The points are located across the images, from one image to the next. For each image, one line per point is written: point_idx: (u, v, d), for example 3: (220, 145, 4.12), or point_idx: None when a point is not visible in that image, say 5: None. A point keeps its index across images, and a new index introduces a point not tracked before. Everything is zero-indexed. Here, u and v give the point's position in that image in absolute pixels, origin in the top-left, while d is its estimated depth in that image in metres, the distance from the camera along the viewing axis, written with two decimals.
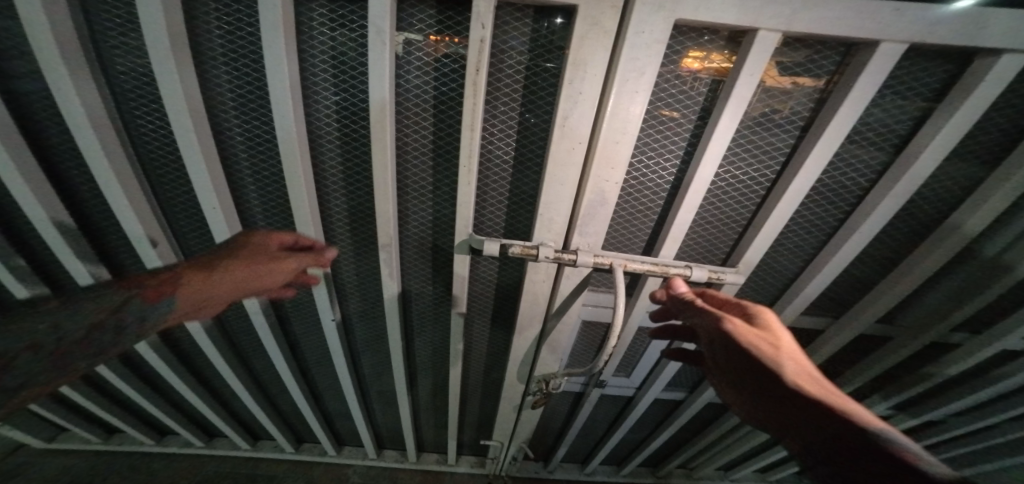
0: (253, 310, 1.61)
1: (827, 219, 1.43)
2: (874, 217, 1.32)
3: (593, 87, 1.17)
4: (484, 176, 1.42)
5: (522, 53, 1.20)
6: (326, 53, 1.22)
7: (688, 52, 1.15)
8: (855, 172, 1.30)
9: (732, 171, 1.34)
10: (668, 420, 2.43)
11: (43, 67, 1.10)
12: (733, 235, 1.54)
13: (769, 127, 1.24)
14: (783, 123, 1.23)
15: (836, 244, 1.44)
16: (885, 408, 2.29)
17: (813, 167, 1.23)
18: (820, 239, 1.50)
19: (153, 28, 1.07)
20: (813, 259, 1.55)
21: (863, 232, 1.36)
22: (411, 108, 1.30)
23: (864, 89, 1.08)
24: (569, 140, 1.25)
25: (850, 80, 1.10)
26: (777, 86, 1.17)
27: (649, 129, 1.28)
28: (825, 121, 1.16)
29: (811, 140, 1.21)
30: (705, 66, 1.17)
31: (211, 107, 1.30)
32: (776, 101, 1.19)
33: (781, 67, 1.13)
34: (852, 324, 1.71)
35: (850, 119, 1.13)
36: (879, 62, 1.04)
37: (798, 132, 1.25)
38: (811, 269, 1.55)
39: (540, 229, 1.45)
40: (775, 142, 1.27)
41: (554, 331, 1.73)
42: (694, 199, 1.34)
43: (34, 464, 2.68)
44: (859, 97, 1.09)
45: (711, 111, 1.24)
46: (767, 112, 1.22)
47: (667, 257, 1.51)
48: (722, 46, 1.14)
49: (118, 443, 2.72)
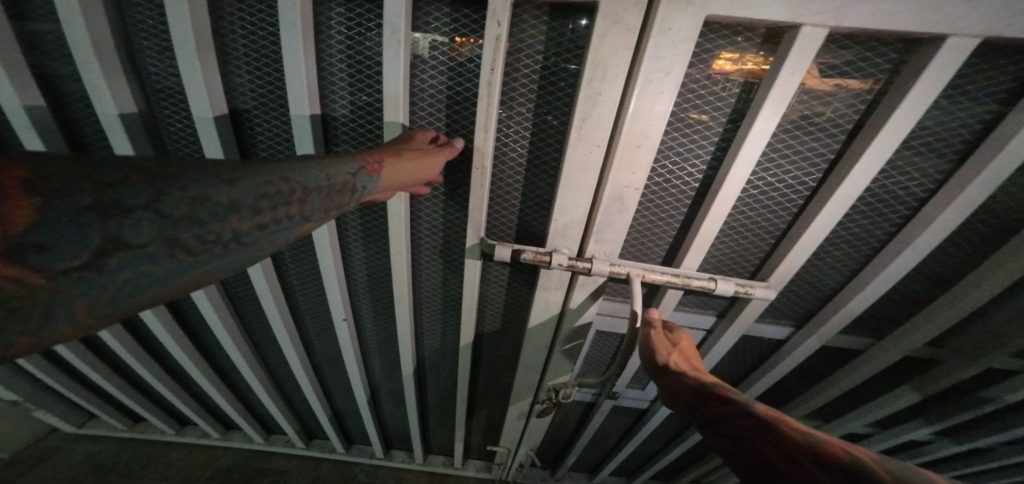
0: (268, 306, 1.63)
1: (871, 232, 1.31)
2: (931, 231, 1.19)
3: (614, 87, 1.10)
4: (497, 179, 1.38)
5: (539, 53, 1.16)
6: (343, 52, 1.23)
7: (718, 54, 1.07)
8: (907, 181, 1.17)
9: (766, 178, 1.24)
10: (684, 438, 2.32)
11: (80, 67, 1.15)
12: (765, 248, 1.43)
13: (810, 131, 1.14)
14: (827, 127, 1.12)
15: (883, 259, 1.32)
16: (925, 433, 2.12)
17: (862, 175, 1.12)
18: (862, 253, 1.37)
19: (180, 29, 1.10)
20: (856, 275, 1.42)
21: (917, 247, 1.23)
22: (424, 107, 1.31)
23: (922, 90, 0.97)
24: (586, 142, 1.19)
25: (907, 81, 0.99)
26: (815, 89, 1.07)
27: (674, 132, 1.20)
28: (876, 125, 1.05)
29: (859, 146, 1.10)
30: (738, 68, 1.08)
31: (234, 106, 1.34)
32: (816, 105, 1.09)
33: (823, 69, 1.04)
34: (896, 347, 1.57)
35: (905, 124, 1.02)
36: (943, 60, 0.93)
37: (844, 136, 1.14)
38: (853, 286, 1.43)
39: (554, 235, 1.40)
40: (817, 147, 1.16)
41: (567, 340, 1.68)
42: (722, 207, 1.25)
43: (66, 447, 2.85)
44: (916, 99, 0.98)
45: (744, 114, 1.15)
46: (808, 115, 1.11)
47: (689, 268, 1.42)
48: (756, 45, 1.05)
49: (141, 431, 2.84)
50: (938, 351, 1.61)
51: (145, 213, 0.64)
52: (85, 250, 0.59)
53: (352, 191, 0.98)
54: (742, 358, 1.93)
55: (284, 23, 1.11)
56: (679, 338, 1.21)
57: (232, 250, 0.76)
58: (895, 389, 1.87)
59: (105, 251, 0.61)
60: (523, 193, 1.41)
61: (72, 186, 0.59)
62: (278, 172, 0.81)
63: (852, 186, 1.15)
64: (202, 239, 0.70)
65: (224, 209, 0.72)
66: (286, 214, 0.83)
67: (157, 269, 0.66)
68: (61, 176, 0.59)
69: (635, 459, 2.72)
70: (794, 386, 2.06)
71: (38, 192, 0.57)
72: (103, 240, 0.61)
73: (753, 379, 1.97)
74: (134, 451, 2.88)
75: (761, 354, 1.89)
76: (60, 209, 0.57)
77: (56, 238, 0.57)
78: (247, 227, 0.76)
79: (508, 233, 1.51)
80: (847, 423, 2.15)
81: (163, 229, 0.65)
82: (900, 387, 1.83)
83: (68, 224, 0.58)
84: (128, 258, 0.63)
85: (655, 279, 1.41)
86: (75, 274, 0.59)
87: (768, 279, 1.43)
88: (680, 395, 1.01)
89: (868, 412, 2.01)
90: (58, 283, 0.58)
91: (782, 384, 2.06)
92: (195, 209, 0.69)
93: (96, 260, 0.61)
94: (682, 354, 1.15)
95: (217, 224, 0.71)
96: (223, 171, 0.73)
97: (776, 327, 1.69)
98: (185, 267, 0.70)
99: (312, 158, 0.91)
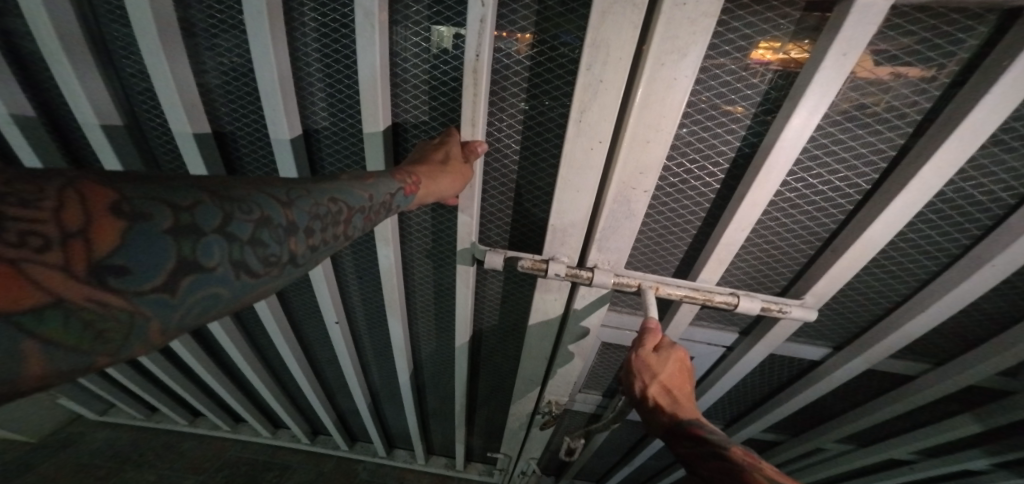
0: (261, 310, 1.59)
1: (937, 244, 1.08)
2: (1021, 245, 0.96)
3: (618, 75, 0.93)
4: (489, 179, 1.25)
5: (532, 36, 0.99)
6: (318, 43, 1.10)
7: (757, 44, 0.89)
8: (991, 185, 0.94)
9: (807, 180, 1.03)
10: None
11: (56, 72, 1.08)
12: (802, 261, 1.22)
13: (865, 125, 0.92)
14: (885, 120, 0.91)
15: (953, 276, 1.10)
16: (981, 467, 1.85)
17: (933, 176, 0.90)
18: (921, 269, 1.16)
19: (144, 24, 1.00)
20: (916, 295, 1.20)
21: (1000, 265, 1.00)
22: (408, 98, 1.19)
23: (1018, 75, 0.75)
24: (588, 137, 1.02)
25: (1001, 60, 0.76)
26: (870, 81, 0.86)
27: (694, 126, 1.01)
28: (954, 117, 0.83)
29: (932, 139, 0.88)
30: (778, 58, 0.89)
31: (211, 107, 1.23)
32: (867, 96, 0.88)
33: (876, 54, 0.83)
34: (958, 376, 1.34)
35: (995, 115, 0.80)
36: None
37: (911, 130, 0.92)
38: (913, 306, 1.21)
39: (553, 242, 1.25)
40: (872, 144, 0.95)
41: (569, 353, 1.55)
42: (750, 214, 1.06)
43: (92, 433, 3.04)
44: (1011, 85, 0.76)
45: (779, 103, 0.95)
46: (864, 103, 0.89)
47: (707, 282, 1.24)
48: (793, 25, 0.85)
49: (155, 421, 2.98)
50: (1009, 381, 1.37)
51: (217, 234, 0.53)
52: (161, 270, 0.48)
53: (390, 211, 0.90)
54: (769, 377, 1.74)
55: (248, 10, 0.99)
56: (667, 359, 1.01)
57: (290, 272, 0.63)
58: (947, 420, 1.64)
59: (181, 271, 0.49)
60: (520, 195, 1.26)
61: (151, 204, 0.49)
62: (328, 193, 0.71)
63: (918, 192, 0.93)
64: (267, 261, 0.58)
65: (287, 230, 0.61)
66: (338, 234, 0.72)
67: (225, 291, 0.54)
68: (138, 195, 0.49)
69: (643, 473, 2.60)
70: (826, 408, 1.85)
71: (122, 212, 0.47)
72: (179, 260, 0.49)
73: (781, 399, 1.78)
74: (152, 439, 3.01)
75: (791, 374, 1.69)
76: (146, 228, 0.47)
77: (136, 260, 0.47)
78: (304, 249, 0.64)
79: (503, 237, 1.38)
80: (884, 451, 1.93)
81: (236, 251, 0.54)
82: (953, 419, 1.61)
83: (150, 242, 0.47)
84: (202, 278, 0.51)
85: (670, 294, 1.24)
86: (150, 296, 0.48)
87: (803, 297, 1.24)
88: (655, 426, 0.98)
89: (911, 442, 1.79)
90: (136, 303, 0.47)
91: (813, 406, 1.86)
92: (261, 230, 0.57)
93: (171, 283, 0.49)
94: (664, 380, 1.00)
95: (278, 246, 0.60)
96: (280, 192, 0.63)
97: (809, 347, 1.49)
98: (251, 287, 0.57)
99: (354, 177, 0.83)
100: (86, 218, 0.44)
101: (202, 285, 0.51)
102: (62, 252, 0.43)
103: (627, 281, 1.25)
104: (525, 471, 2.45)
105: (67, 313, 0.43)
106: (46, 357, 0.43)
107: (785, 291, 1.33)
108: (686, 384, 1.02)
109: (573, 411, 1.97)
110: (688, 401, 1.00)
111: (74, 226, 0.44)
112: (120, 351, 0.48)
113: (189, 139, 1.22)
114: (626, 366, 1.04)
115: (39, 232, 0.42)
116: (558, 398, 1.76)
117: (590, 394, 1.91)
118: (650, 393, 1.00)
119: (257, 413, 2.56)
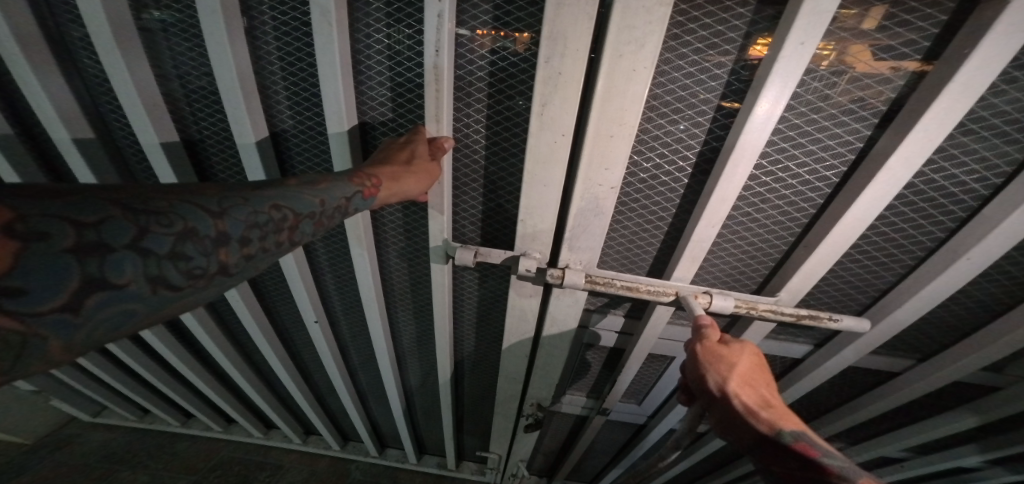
0: (242, 315, 1.59)
1: (912, 239, 1.06)
2: (997, 238, 0.93)
3: (576, 67, 0.90)
4: (457, 180, 1.23)
5: (490, 32, 0.97)
6: (278, 47, 1.09)
7: (755, 39, 0.85)
8: (964, 175, 0.92)
9: (777, 173, 1.00)
10: (687, 450, 2.19)
11: (19, 82, 1.07)
12: (777, 256, 1.19)
13: (832, 114, 0.89)
14: (853, 109, 0.88)
15: (928, 271, 1.07)
16: (970, 463, 1.83)
17: (901, 167, 0.87)
18: (899, 264, 1.13)
19: (100, 31, 0.99)
20: (894, 289, 1.18)
21: (975, 258, 0.98)
22: (372, 99, 1.16)
23: (981, 61, 0.73)
24: (549, 131, 0.99)
25: (962, 49, 0.74)
26: (868, 74, 0.84)
27: (658, 121, 0.98)
28: (920, 105, 0.81)
29: (899, 129, 0.85)
30: None
31: (178, 113, 1.22)
32: (862, 90, 0.85)
33: (871, 47, 0.80)
34: (944, 372, 1.31)
35: (961, 104, 0.78)
36: (1011, 21, 0.69)
37: (878, 121, 0.89)
38: (891, 302, 1.18)
39: (523, 240, 1.23)
40: (842, 134, 0.92)
41: (549, 353, 1.53)
42: (718, 210, 1.03)
43: (89, 435, 3.10)
44: (975, 70, 0.74)
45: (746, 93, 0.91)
46: (828, 94, 0.87)
47: (681, 281, 1.22)
48: (751, 14, 0.83)
49: (150, 422, 3.03)
50: (995, 375, 1.35)
51: (129, 251, 0.51)
52: (63, 290, 0.47)
53: (347, 215, 0.84)
54: None
55: (203, 10, 0.97)
56: (741, 351, 1.00)
57: (222, 284, 0.61)
58: (937, 416, 1.61)
59: (87, 290, 0.49)
60: (489, 195, 1.25)
61: (51, 222, 0.47)
62: (270, 200, 0.66)
63: (888, 182, 0.90)
64: (190, 274, 0.56)
65: (215, 241, 0.58)
66: (281, 243, 0.67)
67: (139, 307, 0.53)
68: (36, 213, 0.47)
69: (634, 471, 2.60)
70: (813, 407, 1.83)
71: (17, 233, 0.45)
72: (82, 280, 0.48)
73: None
74: (147, 441, 3.06)
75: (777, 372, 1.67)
76: (43, 250, 0.46)
77: (33, 282, 0.46)
78: (237, 259, 0.61)
79: (476, 235, 1.36)
80: (875, 449, 1.90)
81: (151, 267, 0.52)
82: (943, 414, 1.58)
83: (47, 264, 0.47)
84: (112, 295, 0.50)
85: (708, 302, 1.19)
86: (49, 316, 0.47)
87: (779, 294, 1.21)
88: (742, 428, 0.94)
89: (901, 438, 1.77)
90: (32, 325, 0.46)
91: (802, 404, 1.83)
92: (183, 243, 0.55)
93: (75, 302, 0.48)
94: (745, 375, 0.97)
95: (204, 259, 0.57)
96: (209, 201, 0.59)
97: (790, 345, 1.47)
98: (172, 301, 0.56)
99: (304, 180, 0.76)
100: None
101: (106, 305, 0.50)
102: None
103: (665, 290, 1.22)
104: (516, 471, 2.46)
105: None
106: None
107: (761, 289, 1.30)
108: (758, 366, 1.01)
109: (559, 411, 1.96)
110: (770, 395, 0.98)
111: None
112: (17, 370, 0.48)
113: (157, 147, 1.21)
114: (695, 365, 1.01)
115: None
116: (540, 400, 1.77)
117: (575, 395, 1.89)
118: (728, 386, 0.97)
119: (248, 415, 2.59)
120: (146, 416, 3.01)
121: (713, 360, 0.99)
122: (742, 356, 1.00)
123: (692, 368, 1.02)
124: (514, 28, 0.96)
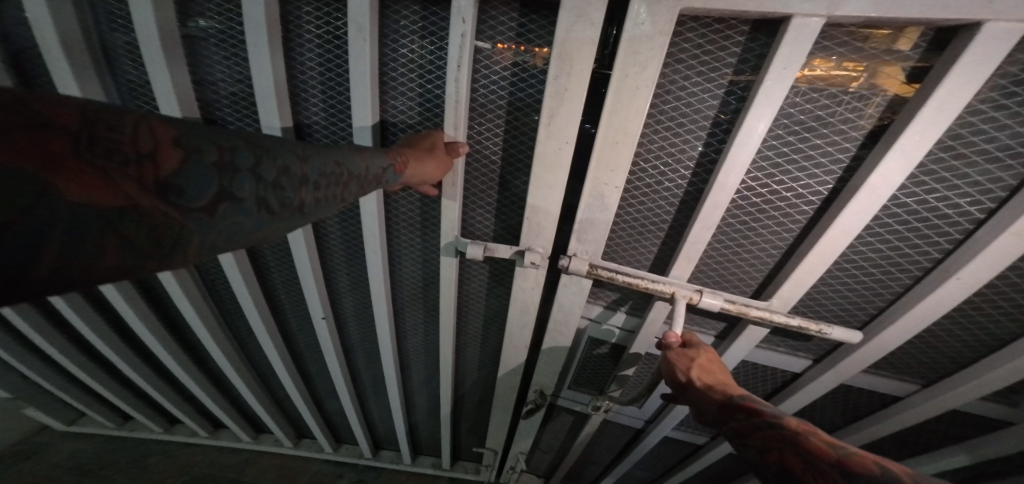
0: (249, 311, 1.62)
1: (911, 256, 1.17)
2: (985, 259, 1.04)
3: (580, 84, 1.05)
4: (471, 179, 1.35)
5: (509, 50, 1.11)
6: (315, 57, 1.21)
7: (752, 65, 1.01)
8: (958, 198, 1.03)
9: (768, 186, 1.15)
10: (687, 461, 2.28)
11: (56, 75, 1.14)
12: (770, 266, 1.34)
13: (823, 134, 1.03)
14: (843, 129, 1.01)
15: (926, 287, 1.18)
16: None
17: (882, 185, 1.00)
18: (901, 284, 1.25)
19: (146, 32, 1.08)
20: (893, 303, 1.29)
21: (967, 276, 1.08)
22: (398, 107, 1.30)
23: (951, 88, 0.86)
24: (555, 139, 1.14)
25: (937, 77, 0.88)
26: (894, 98, 0.95)
27: (665, 133, 1.15)
28: (899, 129, 0.94)
29: (883, 147, 0.98)
30: (818, 75, 0.97)
31: (207, 106, 1.30)
32: (863, 113, 0.98)
33: (898, 75, 0.92)
34: (949, 394, 1.41)
35: (941, 119, 0.89)
36: (979, 51, 0.82)
37: (862, 140, 1.02)
38: (886, 317, 1.31)
39: (528, 234, 1.35)
40: (831, 152, 1.05)
41: (551, 340, 1.64)
42: (713, 213, 1.17)
43: (58, 443, 2.95)
44: (945, 97, 0.87)
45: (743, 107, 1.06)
46: (821, 115, 1.01)
47: (678, 279, 1.35)
48: (747, 42, 0.99)
49: (129, 430, 2.92)
50: None
51: (249, 173, 0.61)
52: (207, 194, 0.56)
53: (379, 185, 0.97)
54: (758, 383, 1.84)
55: (247, 20, 1.09)
56: (701, 350, 1.16)
57: (296, 220, 0.71)
58: None
59: (221, 198, 0.58)
60: (502, 192, 1.37)
61: (202, 142, 0.57)
62: (334, 158, 0.79)
63: (869, 200, 1.03)
64: (284, 203, 0.66)
65: (300, 180, 0.69)
66: (336, 195, 0.79)
67: (247, 222, 0.61)
68: (191, 132, 0.57)
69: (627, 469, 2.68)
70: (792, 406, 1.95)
71: (181, 145, 0.55)
72: (220, 188, 0.57)
73: None
74: (124, 450, 2.94)
75: (778, 382, 1.81)
76: (198, 160, 0.56)
77: (190, 183, 0.54)
78: (311, 200, 0.72)
79: (485, 230, 1.48)
80: None
81: (262, 189, 0.63)
82: None
83: (202, 172, 0.56)
84: (235, 207, 0.59)
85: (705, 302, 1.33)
86: (197, 213, 0.55)
87: (770, 300, 1.34)
88: (706, 408, 1.05)
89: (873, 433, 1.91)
90: (187, 218, 0.54)
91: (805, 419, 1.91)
92: (281, 176, 0.66)
93: (213, 206, 0.57)
94: (705, 365, 1.13)
95: (292, 192, 0.68)
96: (298, 148, 0.72)
97: (791, 358, 1.63)
98: (267, 224, 0.65)
99: (352, 149, 0.89)
100: (153, 145, 0.52)
101: (231, 215, 0.59)
102: (136, 168, 0.50)
103: (664, 289, 1.34)
104: (514, 466, 2.48)
105: (142, 217, 0.50)
106: (122, 254, 0.49)
107: (758, 294, 1.44)
108: (723, 367, 1.16)
109: (561, 401, 2.03)
110: (729, 381, 1.10)
111: (144, 149, 0.51)
112: (170, 261, 0.54)
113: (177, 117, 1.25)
114: (665, 364, 1.17)
115: (120, 151, 0.50)
116: (544, 387, 1.84)
117: (576, 391, 1.98)
118: (693, 376, 1.11)
119: (238, 419, 2.54)
120: (125, 423, 2.90)
121: (677, 355, 1.15)
122: (704, 355, 1.15)
123: (666, 371, 1.17)
124: (517, 42, 1.10)
